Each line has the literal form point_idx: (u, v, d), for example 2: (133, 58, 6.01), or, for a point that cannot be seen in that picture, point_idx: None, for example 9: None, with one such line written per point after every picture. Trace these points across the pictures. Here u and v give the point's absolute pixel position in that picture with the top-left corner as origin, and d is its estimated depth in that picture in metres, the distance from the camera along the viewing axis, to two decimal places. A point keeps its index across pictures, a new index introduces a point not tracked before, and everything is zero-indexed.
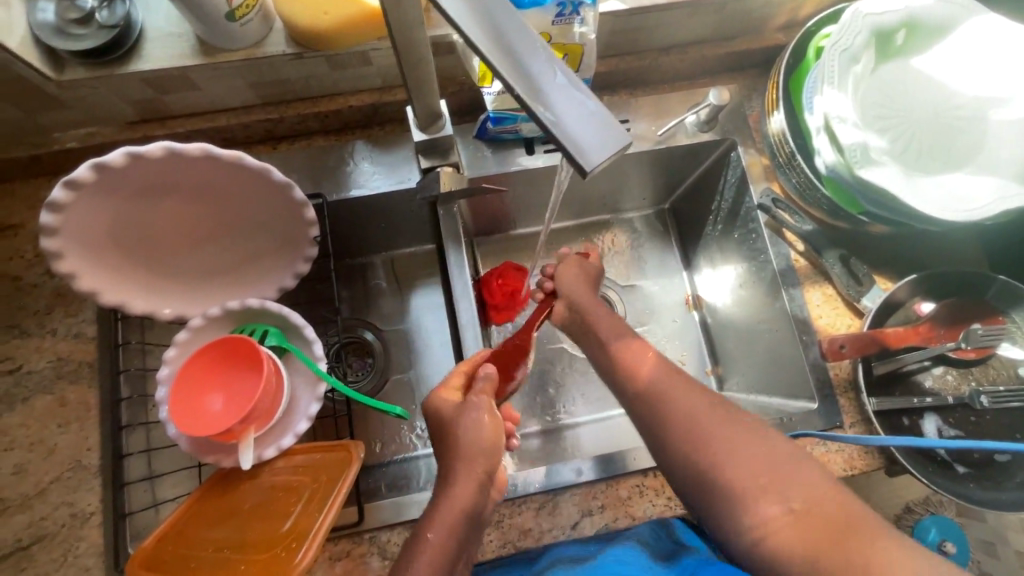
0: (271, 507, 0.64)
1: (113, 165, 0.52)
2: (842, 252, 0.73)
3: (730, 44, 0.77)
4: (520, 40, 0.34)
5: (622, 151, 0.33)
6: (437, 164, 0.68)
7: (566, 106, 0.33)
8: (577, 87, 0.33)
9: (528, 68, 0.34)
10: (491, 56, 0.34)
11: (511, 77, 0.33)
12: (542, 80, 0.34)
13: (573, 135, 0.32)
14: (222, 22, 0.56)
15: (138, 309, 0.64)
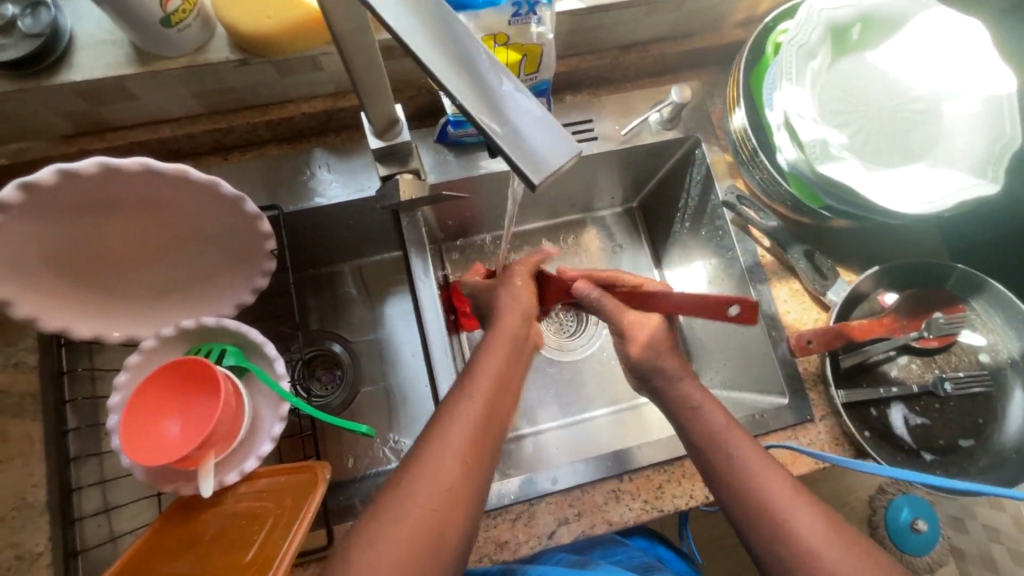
0: (234, 535, 0.61)
1: (43, 184, 0.49)
2: (807, 247, 0.73)
3: (691, 42, 0.76)
4: (461, 47, 0.33)
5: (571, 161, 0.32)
6: (396, 171, 0.65)
7: (512, 116, 0.31)
8: (523, 95, 0.32)
9: (472, 77, 0.32)
10: (432, 63, 0.31)
11: (452, 86, 0.31)
12: (486, 89, 0.32)
13: (520, 146, 0.31)
14: (158, 29, 0.53)
15: (82, 334, 0.60)
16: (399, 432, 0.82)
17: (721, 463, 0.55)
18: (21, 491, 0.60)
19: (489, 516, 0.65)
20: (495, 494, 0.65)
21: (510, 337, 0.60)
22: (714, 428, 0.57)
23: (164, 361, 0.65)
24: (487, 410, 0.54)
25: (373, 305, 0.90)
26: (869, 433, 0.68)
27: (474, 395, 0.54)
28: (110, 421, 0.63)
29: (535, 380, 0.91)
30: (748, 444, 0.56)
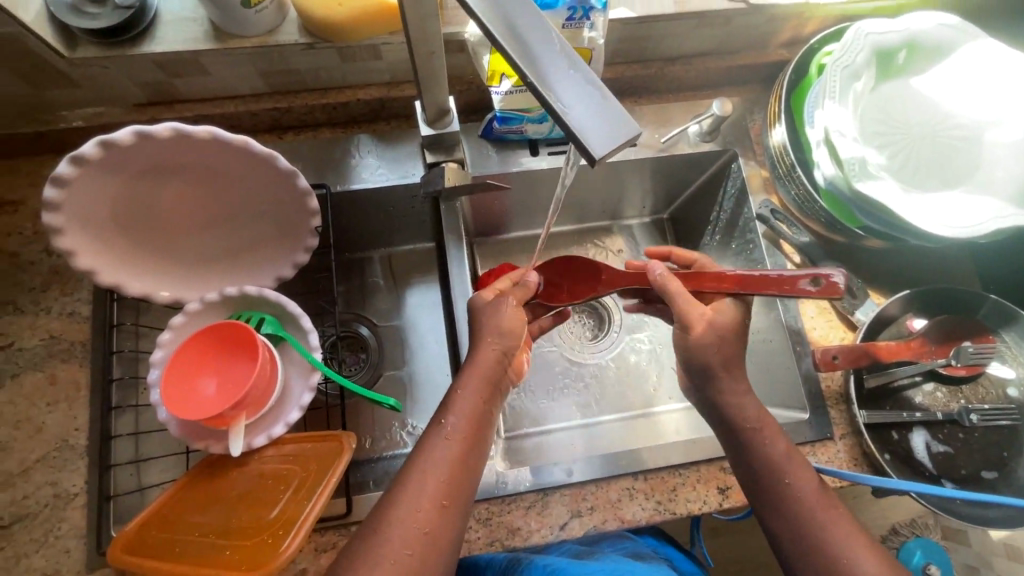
0: (259, 495, 0.63)
1: (121, 144, 0.53)
2: (838, 265, 0.74)
3: (736, 58, 0.78)
4: (536, 32, 0.35)
5: (632, 144, 0.33)
6: (442, 159, 0.68)
7: (579, 98, 0.33)
8: (591, 79, 0.34)
9: (542, 60, 0.34)
10: (506, 45, 0.34)
11: (523, 66, 0.34)
12: (556, 71, 0.34)
13: (584, 124, 0.33)
14: (238, 9, 0.57)
15: (134, 290, 0.63)
16: (416, 418, 0.84)
17: (766, 463, 0.56)
18: (64, 434, 0.64)
19: (503, 502, 0.66)
20: (511, 480, 0.66)
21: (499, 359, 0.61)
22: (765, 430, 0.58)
23: (206, 324, 0.68)
24: (466, 443, 0.56)
25: (403, 291, 0.92)
26: (889, 456, 0.68)
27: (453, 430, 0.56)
28: (151, 376, 0.66)
29: (554, 380, 0.92)
30: (766, 448, 0.57)
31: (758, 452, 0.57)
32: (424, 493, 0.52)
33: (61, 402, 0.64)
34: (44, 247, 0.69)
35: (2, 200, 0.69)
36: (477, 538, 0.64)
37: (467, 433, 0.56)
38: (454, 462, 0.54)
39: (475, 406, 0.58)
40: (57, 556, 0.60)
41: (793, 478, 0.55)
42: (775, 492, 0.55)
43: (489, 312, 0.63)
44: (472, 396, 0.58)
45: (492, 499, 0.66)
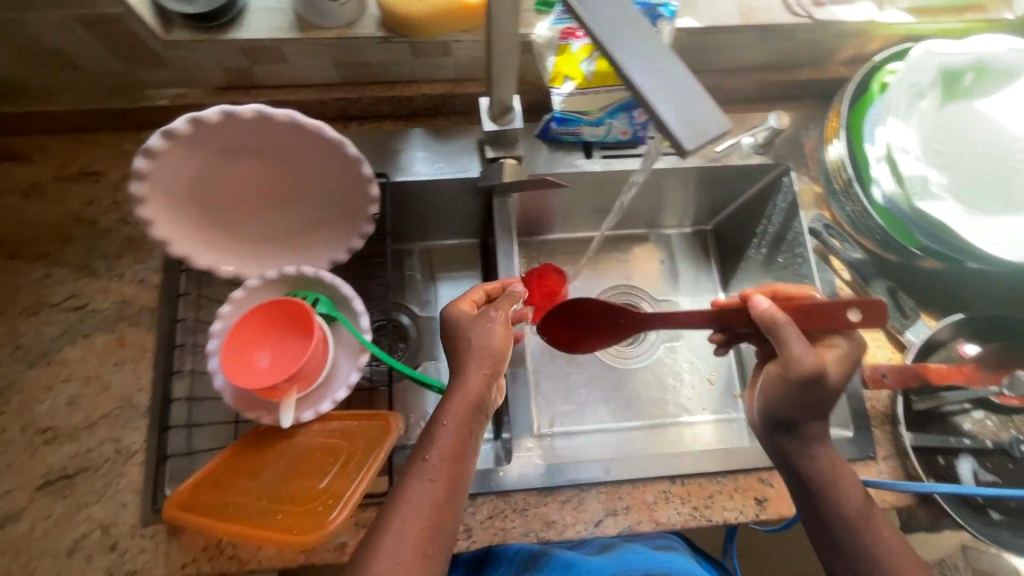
0: (308, 466, 0.65)
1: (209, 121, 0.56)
2: (890, 284, 0.74)
3: (796, 73, 0.79)
4: (632, 27, 0.36)
5: (719, 139, 0.35)
6: (501, 155, 0.71)
7: (673, 94, 0.35)
8: (685, 77, 0.35)
9: (639, 56, 0.36)
10: (605, 39, 0.36)
11: (621, 61, 0.36)
12: (651, 67, 0.36)
13: (676, 118, 0.34)
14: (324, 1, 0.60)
15: (202, 263, 0.67)
16: None
17: (828, 477, 0.55)
18: (129, 393, 0.67)
19: (539, 494, 0.67)
20: (548, 473, 0.67)
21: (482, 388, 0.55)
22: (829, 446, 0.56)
23: (265, 299, 0.71)
24: (451, 486, 0.50)
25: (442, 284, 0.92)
26: (934, 481, 0.67)
27: (437, 473, 0.50)
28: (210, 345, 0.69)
29: (588, 382, 0.93)
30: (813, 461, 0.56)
31: (822, 466, 0.55)
32: (404, 546, 0.47)
33: (127, 363, 0.68)
34: (121, 217, 0.73)
35: (86, 170, 0.74)
36: (513, 528, 0.65)
37: (449, 477, 0.51)
38: (437, 509, 0.49)
39: (456, 442, 0.52)
40: (115, 508, 0.63)
41: (854, 494, 0.54)
42: (835, 506, 0.54)
43: (477, 331, 0.57)
44: (454, 431, 0.52)
45: (529, 491, 0.67)
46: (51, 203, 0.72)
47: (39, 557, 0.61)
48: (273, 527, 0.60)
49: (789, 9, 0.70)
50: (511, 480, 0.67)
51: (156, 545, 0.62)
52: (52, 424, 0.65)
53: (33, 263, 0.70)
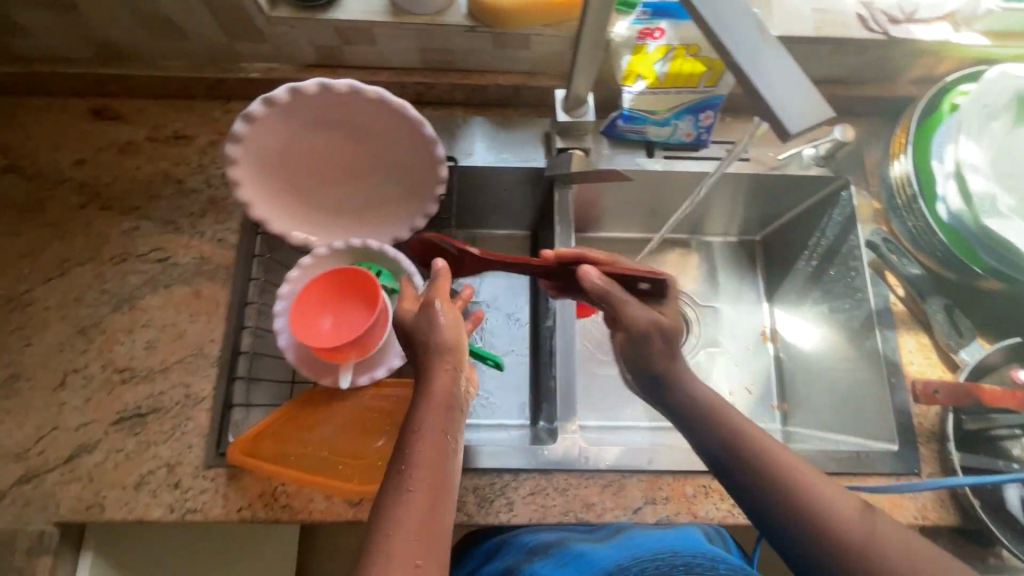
0: (364, 425, 0.69)
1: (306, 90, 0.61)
2: (947, 301, 0.74)
3: (862, 89, 0.80)
4: (742, 18, 0.38)
5: (823, 125, 0.35)
6: (569, 146, 0.75)
7: (777, 80, 0.36)
8: (790, 65, 0.36)
9: (745, 44, 0.37)
10: (713, 28, 0.37)
11: (728, 47, 0.37)
12: (756, 54, 0.36)
13: (780, 102, 0.35)
14: None
15: (276, 228, 0.71)
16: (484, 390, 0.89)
17: (771, 474, 0.49)
18: (201, 343, 0.71)
19: (580, 476, 0.69)
20: (591, 457, 0.69)
21: (451, 389, 0.52)
22: (761, 438, 0.52)
23: (332, 266, 0.74)
24: (433, 493, 0.47)
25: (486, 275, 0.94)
26: (980, 502, 0.66)
27: (417, 482, 0.47)
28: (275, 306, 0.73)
29: None
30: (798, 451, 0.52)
31: (761, 463, 0.50)
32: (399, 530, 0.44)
33: (201, 315, 0.72)
34: (205, 179, 0.77)
35: (178, 133, 0.79)
36: (553, 506, 0.67)
37: (431, 485, 0.47)
38: (424, 518, 0.46)
39: (430, 445, 0.49)
40: (180, 449, 0.67)
41: (809, 484, 0.47)
42: (792, 510, 0.47)
43: (425, 328, 0.56)
44: (433, 433, 0.50)
45: (571, 472, 0.68)
46: (144, 161, 0.77)
47: (108, 487, 0.65)
48: (338, 479, 0.64)
49: (864, 25, 0.71)
50: (554, 459, 0.69)
51: (216, 487, 0.66)
52: (130, 364, 0.70)
53: (124, 215, 0.75)
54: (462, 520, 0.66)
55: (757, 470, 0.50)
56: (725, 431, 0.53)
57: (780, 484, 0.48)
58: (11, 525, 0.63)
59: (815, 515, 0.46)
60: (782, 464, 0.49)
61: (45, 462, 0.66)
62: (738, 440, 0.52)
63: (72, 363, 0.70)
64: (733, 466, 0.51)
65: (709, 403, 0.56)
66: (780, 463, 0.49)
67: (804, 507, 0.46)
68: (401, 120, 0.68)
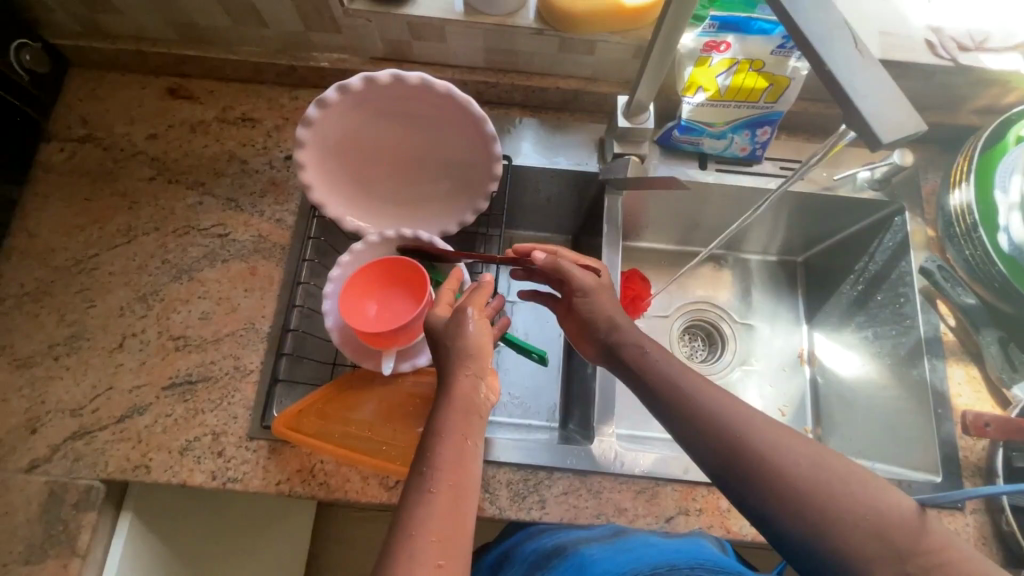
0: (406, 410, 0.70)
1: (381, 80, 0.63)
2: (1002, 335, 0.72)
3: (923, 115, 0.79)
4: (834, 28, 0.39)
5: (912, 136, 0.36)
6: (626, 152, 0.75)
7: (870, 89, 0.37)
8: (882, 76, 0.37)
9: (838, 53, 0.38)
10: (808, 36, 0.38)
11: (822, 55, 0.38)
12: (850, 63, 0.37)
13: (874, 111, 0.36)
14: None
15: (333, 213, 0.72)
16: (515, 388, 0.88)
17: (769, 477, 0.46)
18: (253, 317, 0.73)
19: (615, 480, 0.68)
20: (626, 461, 0.69)
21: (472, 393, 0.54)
22: (755, 433, 0.49)
23: (383, 254, 0.76)
24: (455, 495, 0.47)
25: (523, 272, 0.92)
26: None
27: (438, 482, 0.48)
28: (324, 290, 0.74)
29: None
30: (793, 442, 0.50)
31: (758, 452, 0.48)
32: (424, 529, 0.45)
33: (255, 290, 0.74)
34: (268, 160, 0.80)
35: (246, 116, 0.82)
36: (585, 507, 0.67)
37: (454, 485, 0.48)
38: (447, 519, 0.46)
39: (456, 448, 0.50)
40: (226, 419, 0.69)
41: (807, 471, 0.46)
42: (796, 511, 0.45)
43: (452, 335, 0.57)
44: (456, 434, 0.51)
45: (606, 475, 0.68)
46: (211, 140, 0.81)
47: (155, 450, 0.67)
48: (379, 457, 0.64)
49: (932, 51, 0.71)
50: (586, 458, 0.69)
51: (258, 459, 0.67)
52: (185, 333, 0.72)
53: (189, 190, 0.78)
54: (495, 514, 0.66)
55: (755, 475, 0.47)
56: (715, 435, 0.50)
57: (779, 484, 0.46)
58: (63, 477, 0.66)
59: (822, 515, 0.44)
60: (777, 462, 0.47)
61: (97, 421, 0.68)
62: (737, 433, 0.49)
63: (130, 327, 0.72)
64: (729, 472, 0.49)
65: (702, 399, 0.52)
66: (779, 464, 0.46)
67: (808, 507, 0.44)
68: (455, 114, 0.70)
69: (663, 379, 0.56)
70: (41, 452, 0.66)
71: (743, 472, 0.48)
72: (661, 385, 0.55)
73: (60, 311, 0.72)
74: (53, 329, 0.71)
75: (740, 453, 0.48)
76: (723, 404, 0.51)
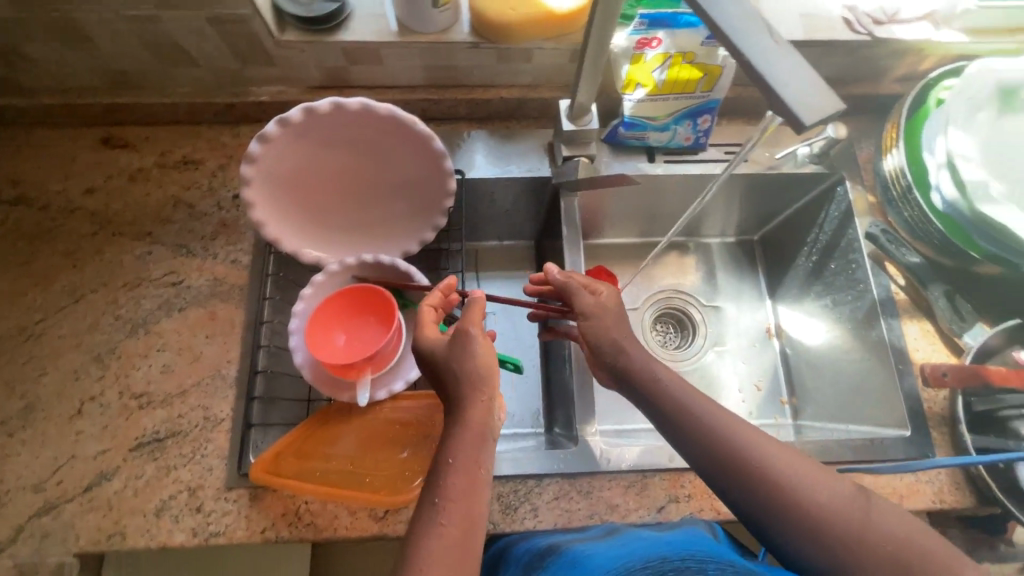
0: (385, 439, 0.70)
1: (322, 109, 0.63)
2: (947, 288, 0.76)
3: (850, 88, 0.83)
4: (748, 21, 0.40)
5: (833, 116, 0.37)
6: (576, 154, 0.76)
7: (789, 75, 0.38)
8: (798, 62, 0.39)
9: (755, 45, 0.39)
10: (725, 32, 0.40)
11: (739, 49, 0.39)
12: (766, 53, 0.39)
13: (793, 97, 0.37)
14: (428, 7, 0.66)
15: (287, 247, 0.71)
16: None
17: (769, 488, 0.51)
18: (218, 363, 0.71)
19: (603, 478, 0.69)
20: (612, 458, 0.69)
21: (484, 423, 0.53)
22: (749, 444, 0.53)
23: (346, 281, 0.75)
24: (467, 527, 0.48)
25: (491, 282, 0.92)
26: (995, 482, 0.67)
27: (450, 515, 0.48)
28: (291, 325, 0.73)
29: None
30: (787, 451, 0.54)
31: (762, 467, 0.51)
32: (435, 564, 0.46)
33: (216, 336, 0.72)
34: (216, 201, 0.78)
35: (187, 159, 0.80)
36: (577, 510, 0.67)
37: (463, 515, 0.48)
38: (458, 553, 0.47)
39: (460, 478, 0.50)
40: (200, 473, 0.66)
41: (807, 487, 0.50)
42: (797, 522, 0.49)
43: (459, 356, 0.55)
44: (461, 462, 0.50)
45: (594, 474, 0.69)
46: (153, 187, 0.78)
47: (128, 515, 0.64)
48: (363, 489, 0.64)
49: (850, 27, 0.75)
50: (573, 460, 0.69)
51: (239, 509, 0.65)
52: (147, 389, 0.70)
53: (135, 241, 0.76)
54: (488, 529, 0.66)
55: (752, 486, 0.51)
56: (719, 450, 0.53)
57: (773, 489, 0.50)
58: (29, 559, 0.62)
59: (815, 521, 0.48)
60: (772, 473, 0.51)
61: (62, 493, 0.65)
62: (738, 450, 0.53)
63: (88, 391, 0.69)
64: (727, 480, 0.53)
65: (705, 417, 0.56)
66: (773, 472, 0.51)
67: (807, 517, 0.49)
68: (402, 139, 0.71)
69: (656, 394, 0.59)
70: (4, 535, 0.63)
71: (741, 480, 0.52)
72: (656, 399, 0.59)
73: (9, 383, 0.69)
74: (3, 404, 0.68)
75: (737, 461, 0.52)
76: (720, 416, 0.55)
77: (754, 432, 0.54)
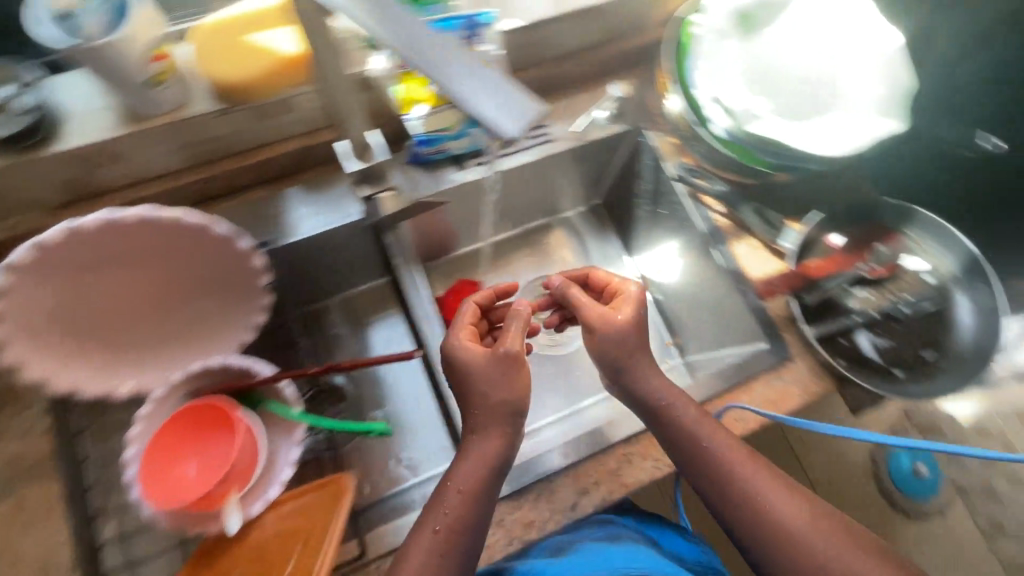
0: (266, 559, 0.60)
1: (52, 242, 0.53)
2: (756, 204, 0.81)
3: (618, 45, 0.87)
4: (429, 41, 0.41)
5: (534, 121, 0.41)
6: (377, 190, 0.70)
7: (484, 91, 0.40)
8: (490, 75, 0.41)
9: (443, 64, 0.40)
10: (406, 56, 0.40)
11: (429, 74, 0.40)
12: (458, 72, 0.40)
13: (490, 112, 0.40)
14: (142, 89, 0.59)
15: (92, 394, 0.61)
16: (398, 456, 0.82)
17: (764, 527, 0.54)
18: (42, 556, 0.59)
19: (511, 500, 0.67)
20: (513, 476, 0.68)
21: (490, 456, 0.58)
22: (736, 468, 0.57)
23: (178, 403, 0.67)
24: None
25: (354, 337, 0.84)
26: (840, 359, 0.74)
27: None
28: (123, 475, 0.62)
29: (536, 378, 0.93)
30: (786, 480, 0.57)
31: (758, 502, 0.55)
32: None
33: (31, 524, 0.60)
34: None
35: None
36: (495, 542, 0.65)
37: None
38: None
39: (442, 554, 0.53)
40: None
41: (801, 531, 0.53)
42: (783, 565, 0.52)
43: (500, 382, 0.60)
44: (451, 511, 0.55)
45: (501, 500, 0.67)
46: None
47: None
48: None
49: None
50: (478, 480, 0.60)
51: None
52: None
53: None
54: None
55: (745, 524, 0.55)
56: (720, 481, 0.57)
57: (766, 526, 0.54)
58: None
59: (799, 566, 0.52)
60: (769, 512, 0.54)
61: None
62: (740, 483, 0.56)
63: None
64: (717, 500, 0.57)
65: (709, 449, 0.58)
66: (768, 500, 0.55)
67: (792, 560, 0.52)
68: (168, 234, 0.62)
69: (661, 427, 0.61)
70: None
71: (738, 505, 0.55)
72: (661, 429, 0.61)
73: None
74: None
75: (734, 487, 0.56)
76: (713, 444, 0.58)
77: (750, 458, 0.58)
